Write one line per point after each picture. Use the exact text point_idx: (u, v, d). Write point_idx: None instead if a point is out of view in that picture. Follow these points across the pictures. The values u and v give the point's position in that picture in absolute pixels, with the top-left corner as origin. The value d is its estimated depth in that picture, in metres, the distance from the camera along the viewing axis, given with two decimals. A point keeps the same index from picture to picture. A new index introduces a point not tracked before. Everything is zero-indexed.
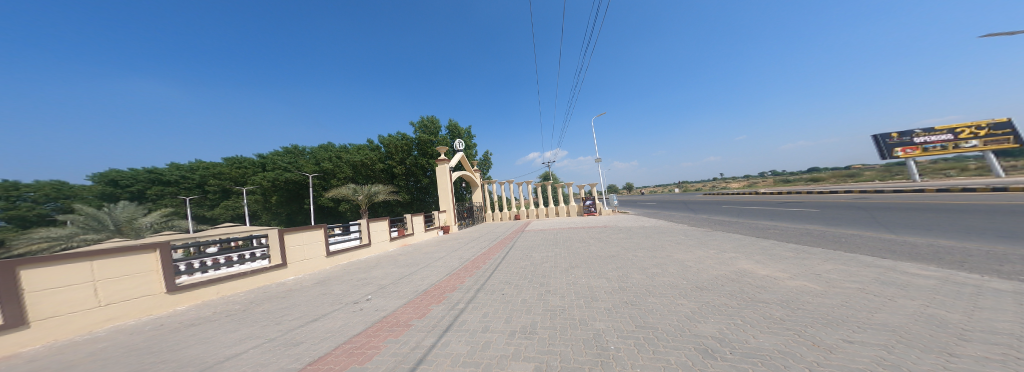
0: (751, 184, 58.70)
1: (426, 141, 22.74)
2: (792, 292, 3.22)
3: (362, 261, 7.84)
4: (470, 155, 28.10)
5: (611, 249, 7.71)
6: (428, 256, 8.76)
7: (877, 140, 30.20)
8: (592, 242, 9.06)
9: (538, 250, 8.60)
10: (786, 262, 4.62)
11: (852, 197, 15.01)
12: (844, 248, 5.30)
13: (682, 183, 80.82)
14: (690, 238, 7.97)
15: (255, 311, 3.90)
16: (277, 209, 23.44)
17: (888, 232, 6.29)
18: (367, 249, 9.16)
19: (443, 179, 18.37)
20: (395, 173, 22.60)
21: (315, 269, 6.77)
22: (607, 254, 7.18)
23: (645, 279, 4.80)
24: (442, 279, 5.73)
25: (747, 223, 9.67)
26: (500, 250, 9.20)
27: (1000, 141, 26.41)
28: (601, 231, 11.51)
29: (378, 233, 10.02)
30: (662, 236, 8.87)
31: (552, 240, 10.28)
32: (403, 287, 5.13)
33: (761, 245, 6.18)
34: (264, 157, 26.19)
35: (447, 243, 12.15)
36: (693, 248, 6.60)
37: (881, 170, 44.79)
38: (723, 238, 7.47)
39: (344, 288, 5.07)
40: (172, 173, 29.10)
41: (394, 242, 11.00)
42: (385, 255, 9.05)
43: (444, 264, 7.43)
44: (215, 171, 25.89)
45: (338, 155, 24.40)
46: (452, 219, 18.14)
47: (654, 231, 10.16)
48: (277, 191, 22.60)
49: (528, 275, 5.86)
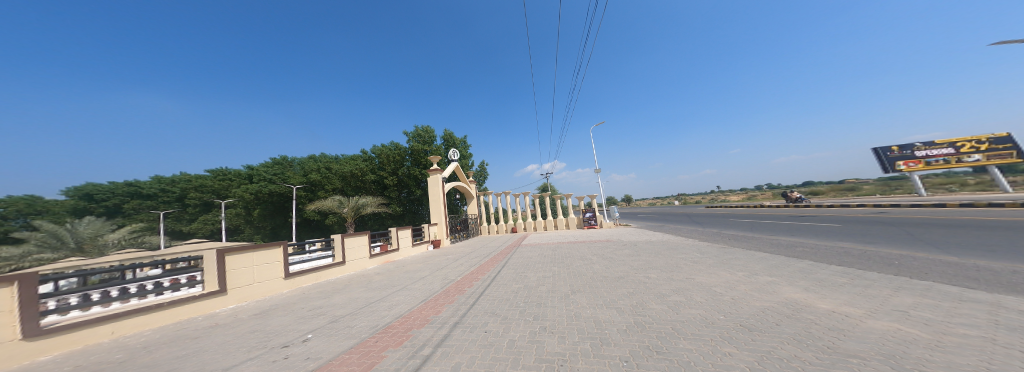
0: (750, 197, 58.27)
1: (419, 150, 22.05)
2: (902, 356, 2.17)
3: (329, 282, 6.72)
4: (466, 165, 27.29)
5: (618, 269, 6.66)
6: (408, 276, 7.68)
7: (878, 153, 29.91)
8: (595, 260, 8.02)
9: (535, 269, 7.57)
10: (849, 295, 3.64)
11: (868, 212, 14.15)
12: (908, 275, 4.35)
13: (681, 197, 80.11)
14: (707, 256, 6.98)
15: (134, 364, 2.69)
16: (259, 223, 22.08)
17: (947, 255, 5.38)
18: (339, 269, 8.01)
19: (435, 190, 17.42)
20: (387, 184, 21.69)
21: (267, 294, 5.63)
22: (614, 274, 6.20)
23: (668, 312, 3.80)
24: (414, 308, 4.67)
25: (766, 239, 8.76)
26: (491, 269, 8.15)
27: (1004, 156, 26.33)
28: (604, 246, 10.52)
29: (356, 250, 8.93)
30: (674, 253, 7.93)
31: (549, 256, 9.22)
32: (361, 320, 4.03)
33: (799, 268, 5.21)
34: (250, 168, 25.09)
35: (435, 259, 11.04)
36: (717, 269, 5.62)
37: (880, 184, 44.46)
38: (747, 257, 6.51)
39: (286, 321, 4.00)
40: (153, 186, 27.92)
41: (375, 260, 9.87)
42: (359, 274, 7.95)
43: (423, 286, 6.35)
44: (197, 184, 24.67)
45: (327, 166, 23.45)
46: (444, 232, 17.05)
47: (664, 247, 9.18)
48: (260, 203, 21.54)
49: (521, 303, 4.83)
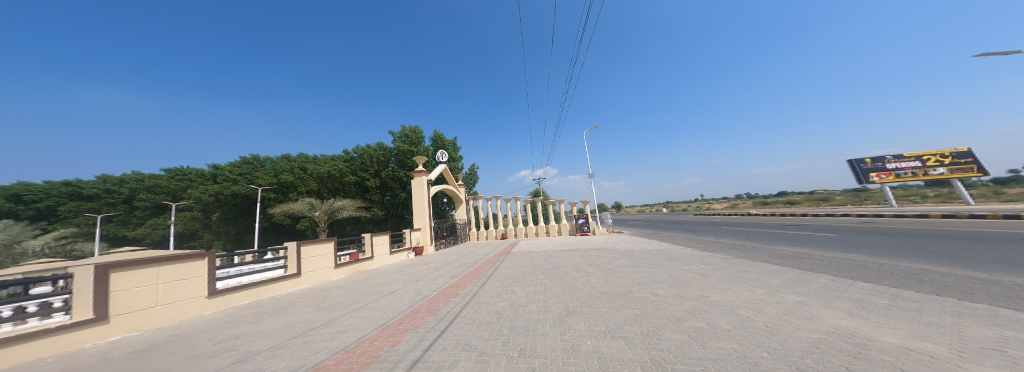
0: (733, 205, 60.00)
1: (405, 151, 20.82)
2: None
3: (270, 302, 5.47)
4: (455, 167, 26.20)
5: (618, 284, 5.83)
6: (374, 290, 6.53)
7: (853, 165, 31.22)
8: (591, 272, 7.19)
9: (525, 283, 6.63)
10: (912, 324, 2.91)
11: (855, 221, 14.14)
12: (954, 295, 3.73)
13: (669, 205, 81.54)
14: (714, 268, 6.27)
15: None
16: (220, 228, 19.98)
17: (972, 270, 4.89)
18: (291, 282, 6.82)
19: (419, 193, 16.21)
20: (368, 186, 20.28)
21: (177, 318, 4.52)
22: (614, 291, 5.34)
23: (692, 346, 2.94)
24: (365, 338, 3.62)
25: (769, 249, 8.24)
26: (474, 282, 7.14)
27: (965, 170, 27.92)
28: (599, 255, 9.77)
29: (316, 259, 7.70)
30: (676, 264, 7.25)
31: (540, 267, 8.34)
32: (282, 358, 2.95)
33: (824, 284, 4.55)
34: (214, 167, 22.88)
35: (413, 269, 9.91)
36: (732, 285, 4.86)
37: (852, 195, 46.66)
38: (758, 270, 5.85)
39: (170, 362, 2.85)
40: (95, 187, 25.01)
41: (342, 270, 8.66)
42: (316, 289, 6.73)
43: (388, 304, 5.28)
44: (149, 184, 22.26)
45: (302, 166, 21.72)
46: (427, 239, 15.80)
47: (663, 257, 8.48)
48: (222, 206, 19.59)
49: (504, 330, 3.86)
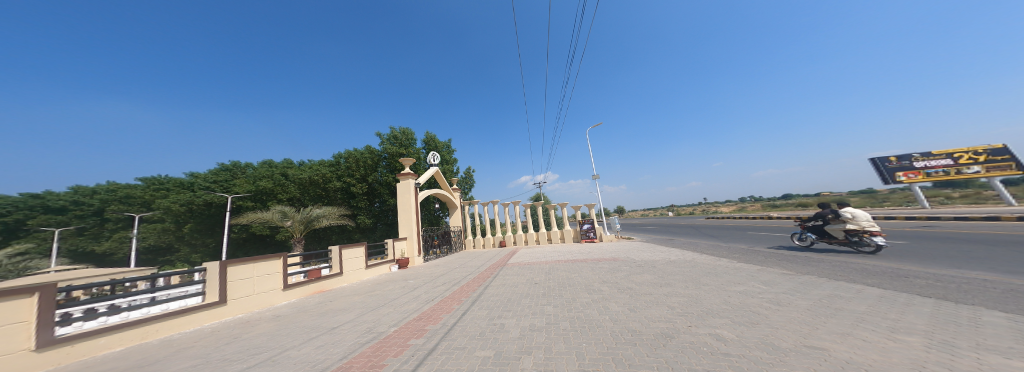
0: (742, 208, 57.86)
1: (394, 154, 19.34)
2: None
3: (143, 354, 3.69)
4: (449, 171, 24.62)
5: (656, 317, 4.05)
6: (314, 325, 4.74)
7: (876, 164, 29.23)
8: (609, 294, 5.44)
9: (519, 313, 4.82)
10: None
11: (909, 226, 12.19)
12: None
13: (673, 208, 78.72)
14: (787, 293, 4.49)
15: None
16: (195, 240, 18.39)
17: None
18: (204, 314, 5.11)
19: (406, 198, 14.47)
20: (354, 192, 18.70)
21: None
22: (656, 332, 3.55)
23: None
24: None
25: (840, 263, 6.36)
26: (453, 310, 5.37)
27: (1003, 168, 25.67)
28: (615, 267, 8.01)
29: (252, 282, 6.01)
30: (726, 283, 5.44)
31: (541, 285, 6.59)
32: None
33: (1019, 331, 2.72)
34: (190, 175, 21.42)
35: (388, 288, 8.13)
36: (848, 327, 3.06)
37: (870, 196, 44.25)
38: (859, 298, 4.06)
39: None
40: (63, 198, 23.91)
41: (292, 293, 6.97)
42: (239, 323, 4.96)
43: (312, 355, 3.49)
44: (120, 194, 20.92)
45: (284, 172, 20.25)
46: (415, 249, 14.08)
47: (697, 271, 6.71)
48: (195, 217, 18.21)
49: None
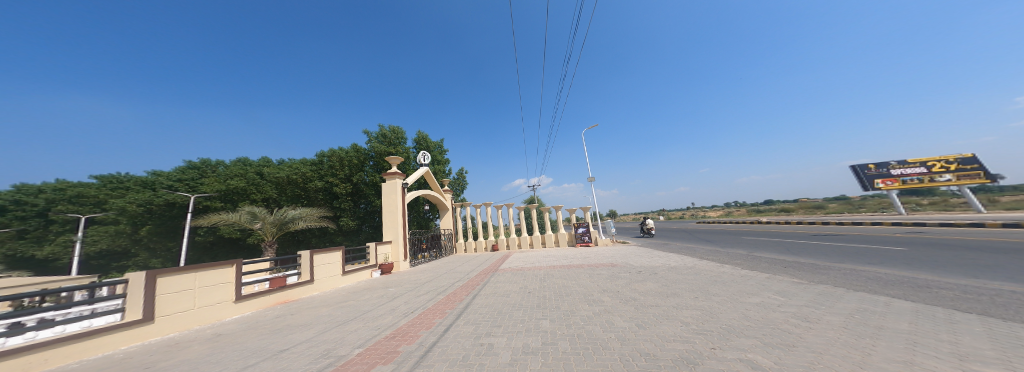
0: (728, 213, 59.24)
1: (380, 152, 18.38)
2: None
3: None
4: (440, 171, 23.73)
5: (670, 336, 3.45)
6: (257, 347, 3.87)
7: (856, 171, 30.22)
8: (612, 305, 4.83)
9: (511, 331, 4.11)
10: None
11: (899, 231, 12.24)
12: None
13: (663, 212, 79.84)
14: (812, 307, 3.98)
15: None
16: (155, 243, 16.75)
17: None
18: (121, 335, 4.15)
19: (391, 199, 13.54)
20: (337, 193, 17.59)
21: None
22: (675, 358, 2.93)
23: None
24: None
25: (852, 271, 5.97)
26: (434, 326, 4.61)
27: (972, 176, 26.89)
28: (615, 274, 7.44)
29: (189, 295, 5.09)
30: (739, 293, 4.93)
31: (536, 294, 5.95)
32: None
33: None
34: (154, 173, 19.71)
35: (365, 298, 7.24)
36: (908, 353, 2.52)
37: (848, 202, 45.95)
38: (893, 314, 3.59)
39: None
40: (5, 197, 21.55)
41: (245, 306, 6.03)
42: (167, 345, 4.04)
43: None
44: (70, 193, 18.96)
45: (260, 170, 18.89)
46: (400, 254, 13.16)
47: (703, 279, 6.20)
48: (157, 219, 16.69)
49: None
